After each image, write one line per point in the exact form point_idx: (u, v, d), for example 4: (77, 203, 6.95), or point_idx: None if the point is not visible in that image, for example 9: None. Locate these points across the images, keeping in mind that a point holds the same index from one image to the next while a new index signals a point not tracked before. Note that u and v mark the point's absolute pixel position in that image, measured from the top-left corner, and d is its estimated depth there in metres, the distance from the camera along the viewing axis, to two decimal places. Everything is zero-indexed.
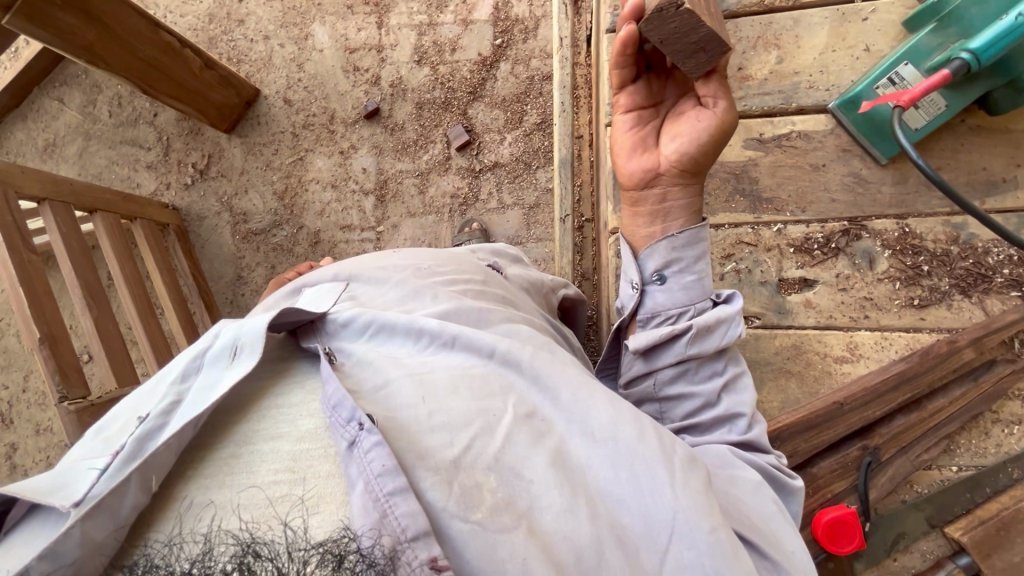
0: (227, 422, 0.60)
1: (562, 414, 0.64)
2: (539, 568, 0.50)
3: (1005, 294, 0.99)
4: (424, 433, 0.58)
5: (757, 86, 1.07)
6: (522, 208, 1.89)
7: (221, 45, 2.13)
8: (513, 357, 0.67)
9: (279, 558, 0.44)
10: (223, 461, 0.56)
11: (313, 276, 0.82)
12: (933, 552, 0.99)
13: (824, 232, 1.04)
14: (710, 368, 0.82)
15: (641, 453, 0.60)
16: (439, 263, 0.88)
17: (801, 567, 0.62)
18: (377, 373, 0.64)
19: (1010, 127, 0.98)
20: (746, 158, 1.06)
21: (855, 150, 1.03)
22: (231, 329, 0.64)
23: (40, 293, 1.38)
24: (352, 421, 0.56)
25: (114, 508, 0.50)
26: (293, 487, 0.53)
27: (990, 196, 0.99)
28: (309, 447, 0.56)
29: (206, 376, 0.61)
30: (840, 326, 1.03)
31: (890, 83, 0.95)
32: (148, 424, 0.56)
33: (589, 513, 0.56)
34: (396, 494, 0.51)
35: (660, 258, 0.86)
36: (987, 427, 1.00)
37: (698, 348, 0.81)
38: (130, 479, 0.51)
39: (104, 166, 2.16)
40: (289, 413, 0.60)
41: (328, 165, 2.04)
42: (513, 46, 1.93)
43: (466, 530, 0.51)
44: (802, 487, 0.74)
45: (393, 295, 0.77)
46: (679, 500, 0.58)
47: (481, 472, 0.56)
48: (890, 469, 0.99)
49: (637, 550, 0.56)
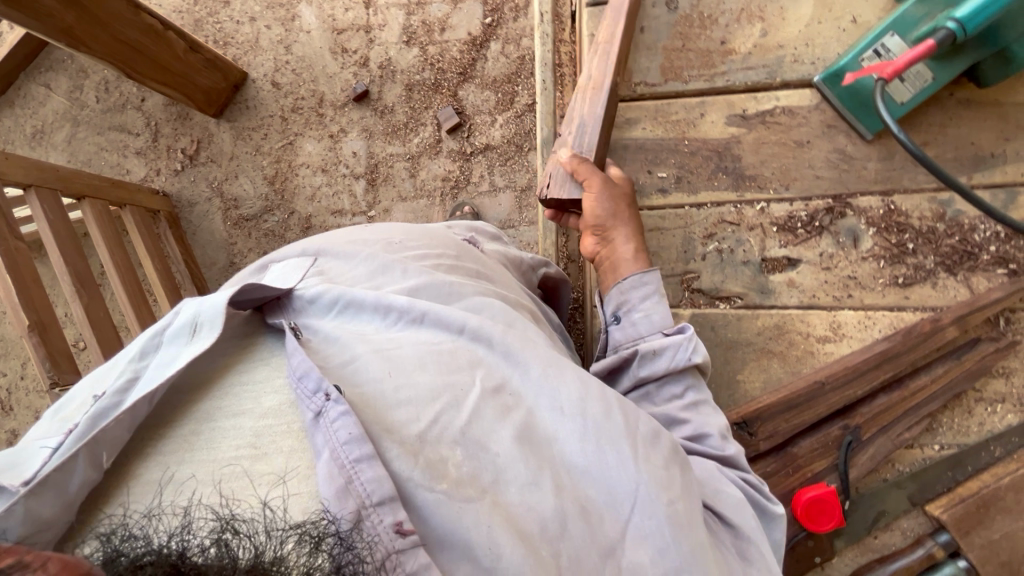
0: (191, 399, 0.60)
1: (531, 388, 0.63)
2: (504, 537, 0.51)
3: (992, 271, 0.97)
4: (391, 407, 0.57)
5: (741, 61, 1.04)
6: (513, 190, 1.88)
7: (207, 28, 2.10)
8: (484, 333, 0.66)
9: (258, 536, 0.44)
10: (186, 437, 0.57)
11: (281, 252, 0.82)
12: (914, 530, 0.99)
13: (808, 210, 1.02)
14: (669, 390, 0.80)
15: (606, 426, 0.60)
16: (411, 238, 0.87)
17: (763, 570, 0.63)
18: (344, 349, 0.63)
19: (1000, 100, 0.96)
20: (729, 135, 1.04)
21: (840, 126, 1.01)
22: (193, 305, 0.63)
23: (29, 280, 1.37)
24: (318, 392, 0.56)
25: (61, 487, 0.51)
26: (255, 461, 0.54)
27: (978, 171, 0.97)
28: (271, 424, 0.57)
29: (166, 352, 0.61)
30: (823, 306, 1.02)
31: (875, 54, 0.92)
32: (102, 402, 0.55)
33: (553, 484, 0.56)
34: (362, 461, 0.52)
35: (613, 301, 0.91)
36: (971, 406, 1.00)
37: (647, 371, 0.81)
38: (79, 455, 0.52)
39: (94, 152, 2.14)
40: (252, 390, 0.60)
41: (318, 150, 2.01)
42: (504, 24, 1.89)
43: (432, 500, 0.52)
44: (784, 514, 0.73)
45: (362, 271, 0.76)
46: (641, 471, 0.58)
47: (447, 446, 0.56)
48: (870, 449, 0.98)
49: (600, 520, 0.56)
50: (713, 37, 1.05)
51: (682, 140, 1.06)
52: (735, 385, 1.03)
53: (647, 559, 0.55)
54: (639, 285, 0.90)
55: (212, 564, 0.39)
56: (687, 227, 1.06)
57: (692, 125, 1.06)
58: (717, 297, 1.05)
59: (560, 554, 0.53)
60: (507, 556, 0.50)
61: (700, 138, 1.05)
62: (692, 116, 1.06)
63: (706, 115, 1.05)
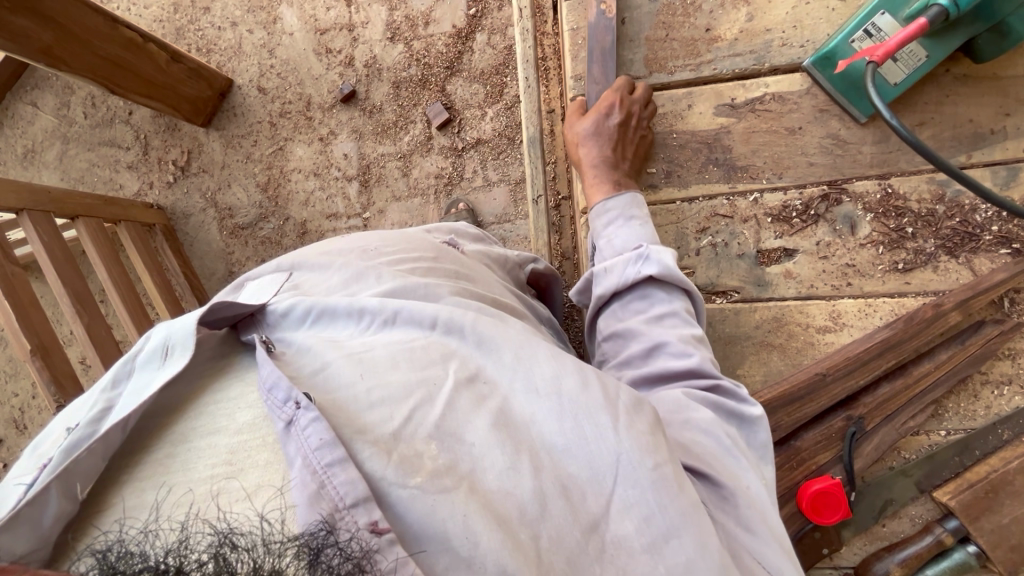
0: (166, 423, 0.60)
1: (505, 374, 0.62)
2: (481, 524, 0.50)
3: (995, 252, 0.94)
4: (365, 410, 0.57)
5: (727, 48, 1.01)
6: (508, 184, 1.85)
7: (189, 36, 2.07)
8: (456, 324, 0.66)
9: (256, 549, 0.42)
10: (161, 460, 0.57)
11: (255, 271, 0.81)
12: (922, 517, 0.98)
13: (802, 199, 0.99)
14: (635, 306, 0.85)
15: (583, 402, 0.59)
16: (388, 243, 0.87)
17: (756, 499, 0.63)
18: (315, 358, 0.63)
19: (998, 74, 0.92)
20: (718, 125, 1.01)
21: (833, 110, 0.98)
22: (162, 330, 0.64)
23: (27, 305, 1.37)
24: (288, 401, 0.56)
25: (34, 521, 0.50)
26: (231, 477, 0.54)
27: (977, 149, 0.94)
28: (247, 439, 0.57)
29: (138, 378, 0.61)
30: (821, 296, 1.00)
31: (866, 35, 0.88)
32: (76, 435, 0.56)
33: (532, 468, 0.55)
34: (335, 465, 0.51)
35: (591, 235, 0.98)
36: (976, 389, 0.98)
37: (607, 292, 0.87)
38: (51, 488, 0.51)
39: (85, 169, 2.13)
40: (226, 406, 0.60)
41: (309, 154, 1.99)
42: (488, 15, 1.85)
43: (406, 496, 0.51)
44: (764, 415, 0.71)
45: (336, 279, 0.76)
46: (622, 443, 0.57)
47: (422, 440, 0.55)
48: (875, 438, 0.97)
49: (582, 497, 0.56)
50: (698, 24, 1.02)
51: (670, 133, 1.04)
52: (736, 379, 1.02)
53: (633, 529, 0.55)
54: (605, 212, 0.95)
55: None
56: (680, 223, 1.03)
57: (679, 117, 1.03)
58: (713, 292, 1.03)
59: (540, 535, 0.52)
60: (485, 543, 0.49)
61: (688, 130, 1.03)
62: (679, 108, 1.03)
63: (693, 106, 1.02)
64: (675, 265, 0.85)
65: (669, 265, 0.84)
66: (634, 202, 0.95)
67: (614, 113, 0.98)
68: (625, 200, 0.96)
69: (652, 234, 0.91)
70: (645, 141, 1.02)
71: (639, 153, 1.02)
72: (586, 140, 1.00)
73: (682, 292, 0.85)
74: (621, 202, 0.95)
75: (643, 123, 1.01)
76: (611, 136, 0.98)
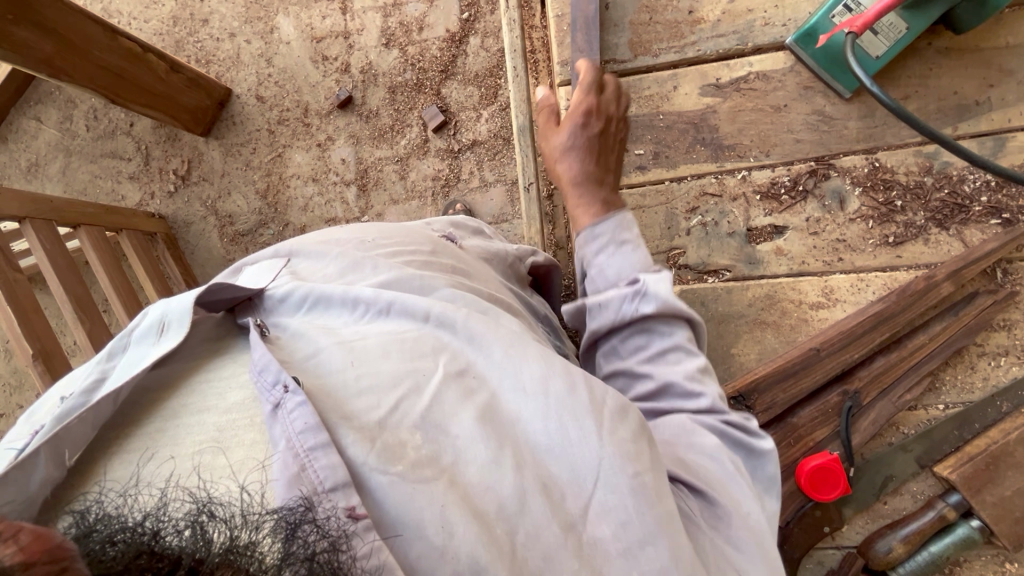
0: (157, 399, 0.61)
1: (494, 369, 0.61)
2: (457, 516, 0.50)
3: (985, 223, 0.94)
4: (352, 397, 0.57)
5: (711, 29, 1.02)
6: (504, 184, 1.86)
7: (188, 47, 2.11)
8: (448, 318, 0.65)
9: (234, 520, 0.43)
10: (150, 434, 0.57)
11: (253, 256, 0.82)
12: (924, 493, 0.97)
13: (791, 175, 1.00)
14: (634, 343, 0.78)
15: (570, 406, 0.58)
16: (386, 236, 0.88)
17: (755, 527, 0.62)
18: (309, 342, 0.64)
19: (979, 45, 0.93)
20: (704, 106, 1.02)
21: (817, 87, 0.99)
22: (159, 307, 0.66)
23: (28, 310, 1.38)
24: (277, 383, 0.56)
25: (22, 484, 0.50)
26: (217, 453, 0.54)
27: (963, 120, 0.94)
28: (235, 417, 0.57)
29: (133, 352, 0.63)
30: (814, 272, 0.99)
31: (846, 10, 0.91)
32: (69, 402, 0.57)
33: (515, 463, 0.55)
34: (317, 449, 0.51)
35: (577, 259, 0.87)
36: (973, 361, 0.97)
37: (602, 328, 0.79)
38: (40, 452, 0.52)
39: (88, 181, 2.16)
40: (218, 386, 0.61)
41: (307, 160, 2.01)
42: (481, 18, 1.88)
43: (385, 483, 0.51)
44: (773, 449, 0.71)
45: (333, 269, 0.77)
46: (605, 449, 0.56)
47: (407, 430, 0.55)
48: (872, 413, 0.96)
49: (562, 497, 0.55)
50: (681, 7, 1.04)
51: (657, 115, 1.04)
52: (730, 359, 1.01)
53: (609, 533, 0.54)
54: (593, 238, 0.85)
55: (185, 547, 0.39)
56: (669, 203, 1.04)
57: (665, 99, 1.04)
58: (704, 271, 1.03)
59: (516, 531, 0.52)
60: (460, 535, 0.49)
61: (675, 112, 1.04)
62: (665, 90, 1.04)
63: (679, 87, 1.03)
64: (675, 296, 0.76)
65: (668, 299, 0.75)
66: (623, 223, 0.85)
67: (590, 122, 0.90)
68: (614, 221, 0.86)
69: (646, 258, 0.83)
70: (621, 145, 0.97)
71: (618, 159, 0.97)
72: (566, 153, 0.92)
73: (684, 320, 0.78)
74: (610, 226, 0.85)
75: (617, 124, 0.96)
76: (591, 149, 0.91)
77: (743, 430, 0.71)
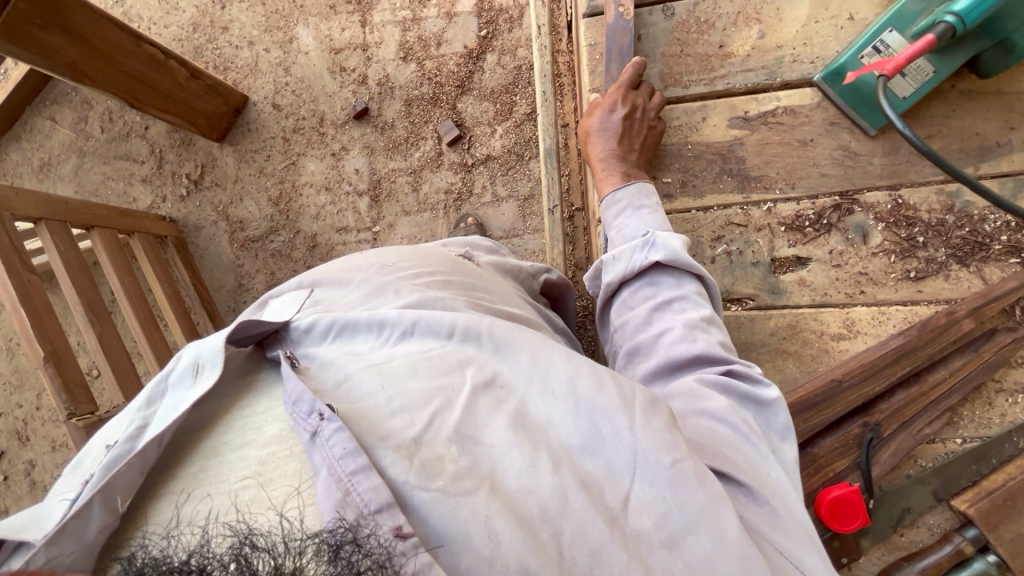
0: (200, 440, 0.58)
1: (521, 378, 0.62)
2: (502, 524, 0.49)
3: (1005, 261, 0.96)
4: (385, 418, 0.56)
5: (740, 63, 1.05)
6: (516, 199, 1.87)
7: (207, 54, 2.13)
8: (473, 331, 0.66)
9: (277, 548, 0.42)
10: (194, 475, 0.55)
11: (277, 289, 0.82)
12: (941, 526, 0.98)
13: (815, 209, 1.02)
14: (643, 294, 0.88)
15: (600, 402, 0.59)
16: (405, 259, 0.88)
17: (775, 487, 0.63)
18: (338, 369, 0.62)
19: (1003, 89, 0.96)
20: (732, 137, 1.05)
21: (843, 123, 1.01)
22: (192, 348, 0.64)
23: (42, 313, 1.36)
24: (313, 412, 0.55)
25: (78, 533, 0.50)
26: (261, 487, 0.53)
27: (984, 161, 0.97)
28: (275, 450, 0.55)
29: (171, 398, 0.60)
30: (835, 303, 1.01)
31: (874, 51, 0.93)
32: (115, 451, 0.55)
33: (552, 464, 0.55)
34: (359, 472, 0.50)
35: (602, 223, 1.01)
36: (991, 397, 0.99)
37: (615, 280, 0.91)
38: (93, 501, 0.51)
39: (100, 182, 2.16)
40: (255, 420, 0.59)
41: (321, 169, 2.03)
42: (499, 36, 1.91)
43: (427, 499, 0.50)
44: (780, 397, 0.71)
45: (356, 295, 0.76)
46: (639, 440, 0.57)
47: (443, 444, 0.54)
48: (892, 445, 0.98)
49: (601, 492, 0.55)
50: (711, 41, 1.06)
51: (685, 144, 1.07)
52: None
53: (651, 524, 0.54)
54: (615, 203, 0.98)
55: None
56: (695, 231, 1.06)
57: (693, 129, 1.06)
58: (728, 299, 1.05)
59: (562, 532, 0.51)
60: (507, 542, 0.48)
61: (703, 142, 1.06)
62: (694, 121, 1.06)
63: (707, 118, 1.06)
64: (682, 250, 0.87)
65: (676, 250, 0.86)
66: (642, 191, 0.97)
67: (615, 110, 1.02)
68: (634, 189, 0.98)
69: (663, 221, 0.93)
70: (655, 132, 1.04)
71: (648, 145, 1.03)
72: (596, 136, 1.05)
73: (694, 276, 0.88)
74: (630, 192, 0.97)
75: (650, 114, 1.03)
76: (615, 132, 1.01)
77: (750, 379, 0.74)
